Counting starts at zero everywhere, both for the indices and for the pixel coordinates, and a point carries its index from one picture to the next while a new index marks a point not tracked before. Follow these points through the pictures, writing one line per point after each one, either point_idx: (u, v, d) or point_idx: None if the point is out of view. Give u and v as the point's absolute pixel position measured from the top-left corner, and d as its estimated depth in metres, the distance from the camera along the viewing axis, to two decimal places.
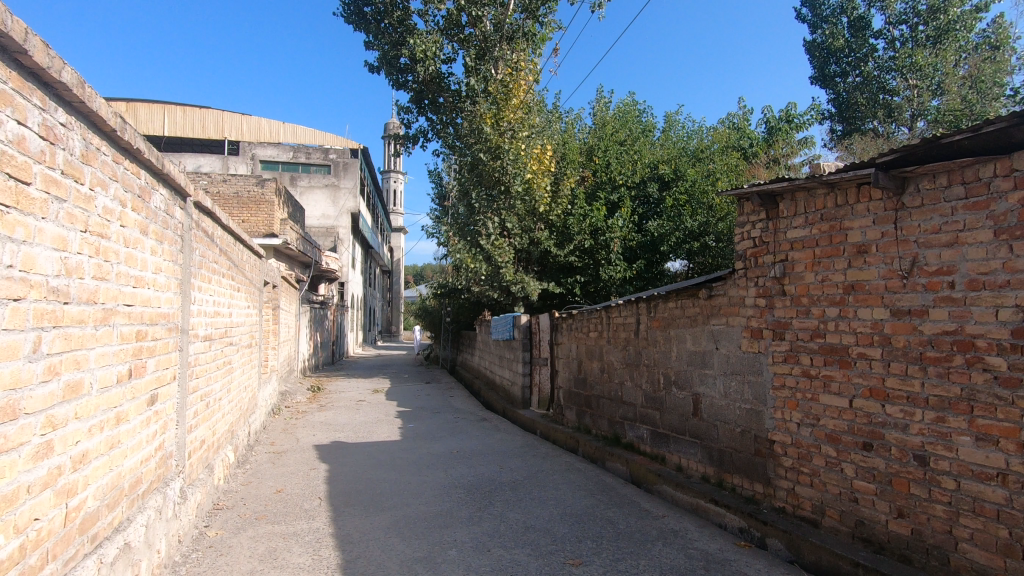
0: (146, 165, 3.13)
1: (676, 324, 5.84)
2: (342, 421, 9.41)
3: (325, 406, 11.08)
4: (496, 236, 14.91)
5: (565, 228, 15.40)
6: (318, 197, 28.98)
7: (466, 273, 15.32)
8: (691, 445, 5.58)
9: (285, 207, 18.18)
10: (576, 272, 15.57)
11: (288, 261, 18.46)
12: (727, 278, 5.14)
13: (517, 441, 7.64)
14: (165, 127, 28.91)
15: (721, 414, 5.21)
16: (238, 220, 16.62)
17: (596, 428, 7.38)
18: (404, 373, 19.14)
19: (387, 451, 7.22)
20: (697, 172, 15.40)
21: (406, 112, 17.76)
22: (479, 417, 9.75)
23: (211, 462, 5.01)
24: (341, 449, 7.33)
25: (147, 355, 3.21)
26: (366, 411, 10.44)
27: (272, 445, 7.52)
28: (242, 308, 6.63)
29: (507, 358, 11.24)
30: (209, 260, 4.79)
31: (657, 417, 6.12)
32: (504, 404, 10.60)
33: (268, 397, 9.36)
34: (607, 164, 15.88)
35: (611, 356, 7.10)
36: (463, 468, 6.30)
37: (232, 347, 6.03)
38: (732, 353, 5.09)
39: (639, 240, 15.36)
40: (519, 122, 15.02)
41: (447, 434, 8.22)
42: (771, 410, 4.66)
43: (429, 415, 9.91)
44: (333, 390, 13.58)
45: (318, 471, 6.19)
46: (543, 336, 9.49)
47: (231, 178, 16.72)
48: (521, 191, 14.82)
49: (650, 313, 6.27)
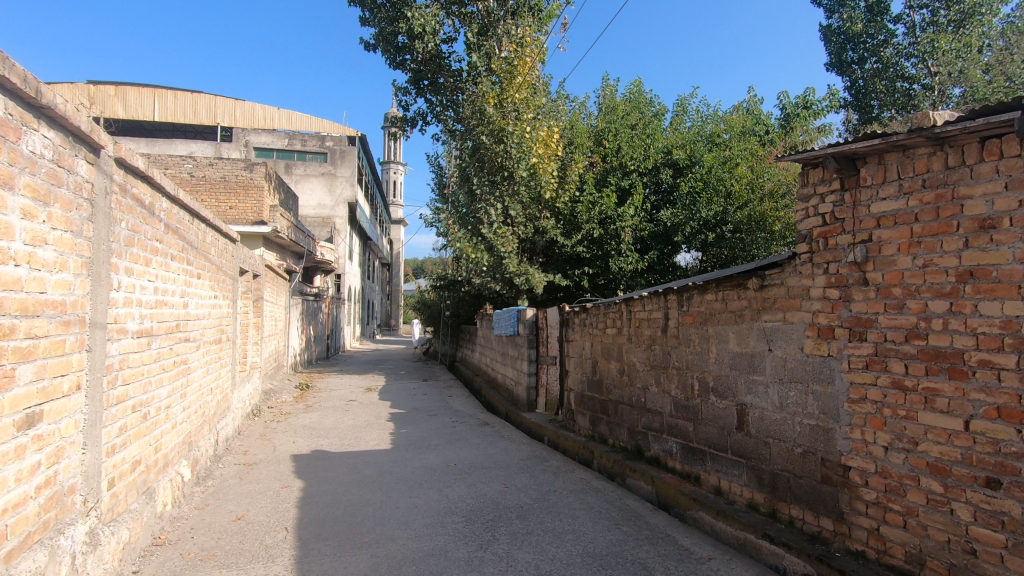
0: (4, 88, 2.18)
1: (717, 321, 4.90)
2: (328, 424, 8.51)
3: (311, 405, 10.21)
4: (499, 223, 13.91)
5: (573, 217, 14.44)
6: (314, 185, 28.10)
7: (467, 264, 14.35)
8: (735, 465, 4.66)
9: (276, 193, 17.18)
10: (584, 263, 14.63)
11: (278, 250, 17.54)
12: (785, 264, 4.20)
13: (524, 452, 6.73)
14: (156, 112, 27.79)
15: (774, 430, 4.28)
16: (225, 206, 15.72)
17: (613, 438, 6.46)
18: (401, 369, 18.26)
19: (374, 462, 6.31)
20: (715, 157, 14.34)
21: (405, 94, 16.82)
22: (480, 420, 8.84)
23: (153, 486, 4.08)
24: (323, 460, 6.43)
25: (14, 359, 2.28)
26: (356, 413, 9.52)
27: (244, 455, 6.61)
28: (205, 298, 5.70)
29: (510, 355, 10.33)
30: (148, 238, 3.87)
31: (690, 430, 5.20)
32: (507, 407, 9.68)
33: (245, 397, 8.42)
34: (617, 148, 14.95)
35: (632, 357, 6.17)
36: (461, 486, 5.39)
37: (189, 343, 5.10)
38: (791, 357, 4.16)
39: (652, 230, 14.42)
40: (524, 103, 14.17)
41: (443, 441, 7.31)
42: (846, 429, 3.72)
43: (425, 419, 8.99)
44: (324, 388, 12.70)
45: (291, 490, 5.27)
46: (551, 332, 8.58)
47: (218, 162, 15.82)
48: (526, 176, 13.86)
49: (681, 307, 5.34)
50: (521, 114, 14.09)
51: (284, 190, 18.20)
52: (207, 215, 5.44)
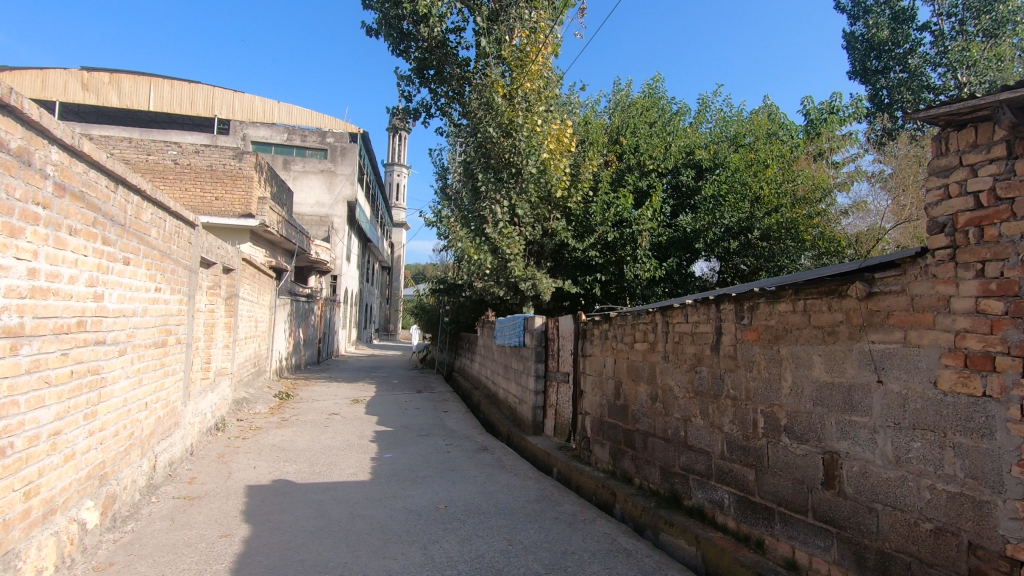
0: None
1: (794, 339, 3.73)
2: (301, 444, 7.32)
3: (288, 418, 9.05)
4: (505, 223, 12.79)
5: (585, 218, 13.31)
6: (313, 182, 27.15)
7: (468, 266, 13.16)
8: (817, 535, 3.49)
9: (268, 185, 16.13)
10: (596, 270, 13.45)
11: (267, 246, 16.46)
12: (909, 265, 3.03)
13: (531, 492, 5.51)
14: (151, 101, 26.73)
15: (885, 494, 3.11)
16: (210, 197, 14.70)
17: (641, 477, 5.28)
18: (394, 378, 17.05)
19: (346, 500, 5.10)
20: (741, 158, 13.20)
21: (407, 84, 15.76)
22: (478, 444, 7.64)
23: (14, 549, 2.87)
24: (285, 494, 5.23)
25: None
26: (337, 429, 8.33)
27: (190, 484, 5.39)
28: (138, 288, 4.53)
29: (514, 368, 9.16)
30: (16, 195, 2.73)
31: (751, 478, 4.02)
32: (509, 428, 8.48)
33: (205, 410, 7.23)
34: (636, 146, 13.82)
35: (668, 380, 4.99)
36: (452, 542, 4.19)
37: (103, 347, 3.92)
38: (915, 394, 2.98)
39: (670, 236, 13.26)
40: (535, 94, 13.09)
41: (435, 473, 6.10)
42: (1014, 506, 2.54)
43: (414, 439, 7.80)
44: (306, 397, 11.53)
45: (230, 541, 4.07)
46: (563, 345, 7.42)
47: (205, 149, 14.78)
48: (535, 172, 12.74)
49: (742, 320, 4.18)
50: (532, 105, 13.01)
51: (276, 183, 17.17)
52: (138, 183, 4.30)
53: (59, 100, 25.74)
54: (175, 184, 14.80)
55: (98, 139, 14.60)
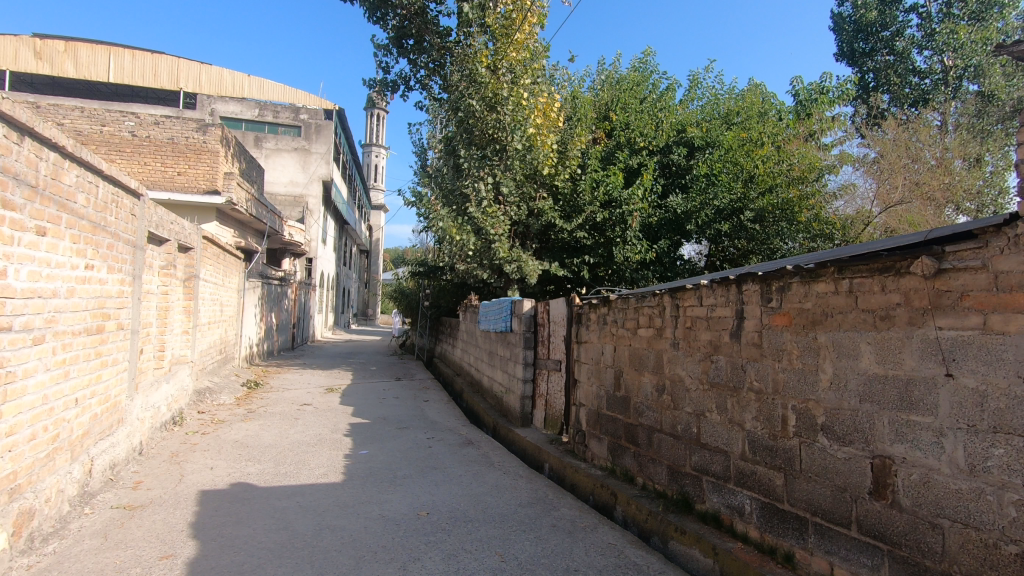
0: None
1: (836, 325, 3.21)
2: (267, 439, 6.66)
3: (254, 409, 8.36)
4: (489, 201, 12.09)
5: (573, 198, 12.70)
6: (287, 161, 26.07)
7: (450, 247, 12.48)
8: (862, 551, 3.01)
9: (236, 160, 15.17)
10: (584, 252, 12.90)
11: (235, 226, 15.53)
12: (993, 236, 2.50)
13: (523, 495, 4.97)
14: (111, 73, 25.14)
15: (953, 509, 2.62)
16: (172, 172, 13.73)
17: (645, 477, 4.78)
18: (372, 364, 16.36)
19: (315, 506, 4.49)
20: (735, 137, 12.72)
21: (385, 54, 14.84)
22: (463, 437, 7.08)
23: None
24: (244, 501, 4.59)
25: None
26: (308, 422, 7.70)
27: (133, 491, 4.70)
28: (60, 263, 3.82)
29: (499, 355, 8.60)
30: None
31: (778, 482, 3.52)
32: (495, 419, 7.94)
33: (159, 404, 6.51)
34: (626, 123, 13.21)
35: (678, 370, 4.47)
36: (437, 559, 3.61)
37: (7, 335, 3.21)
38: (997, 390, 2.48)
39: (661, 216, 12.74)
40: (521, 65, 12.36)
41: (415, 472, 5.51)
42: None
43: (393, 433, 7.21)
44: (277, 385, 10.84)
45: (172, 564, 3.43)
46: (555, 331, 6.85)
47: (165, 120, 13.75)
48: (521, 148, 12.06)
49: (769, 304, 3.64)
50: (518, 77, 12.28)
51: (245, 159, 16.20)
52: (53, 136, 3.55)
53: (10, 69, 24.02)
54: (132, 158, 13.77)
55: (46, 108, 13.44)
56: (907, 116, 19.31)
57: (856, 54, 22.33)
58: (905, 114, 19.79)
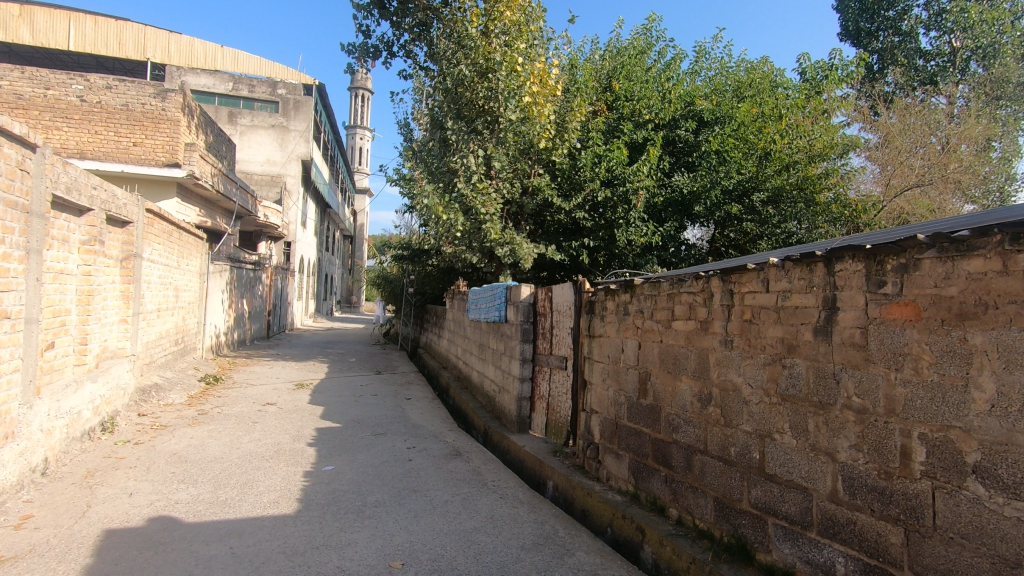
0: None
1: (1004, 321, 2.16)
2: (213, 450, 5.54)
3: (207, 411, 7.22)
4: (480, 177, 10.91)
5: (572, 174, 11.57)
6: (263, 138, 24.65)
7: (436, 227, 11.31)
8: None
9: (200, 131, 13.85)
10: (583, 234, 11.83)
11: (201, 204, 14.26)
12: None
13: (526, 532, 3.91)
14: (72, 40, 22.79)
15: None
16: (127, 142, 12.40)
17: (683, 510, 3.75)
18: (352, 355, 15.23)
19: (253, 554, 3.37)
20: (747, 110, 11.67)
21: (365, 15, 13.50)
22: (449, 447, 6.01)
23: None
24: (160, 546, 3.45)
25: None
26: (268, 426, 6.59)
27: (12, 533, 3.56)
28: None
29: (492, 348, 7.53)
30: None
31: (897, 543, 2.49)
32: (487, 423, 6.89)
33: (80, 410, 5.32)
34: (629, 93, 12.08)
35: (732, 375, 3.43)
36: None
37: None
38: None
39: (666, 196, 11.68)
40: (516, 26, 11.15)
41: (390, 498, 4.42)
42: None
43: (367, 441, 6.12)
44: (241, 380, 9.69)
45: None
46: (560, 322, 5.80)
47: (119, 84, 12.40)
48: (516, 118, 10.89)
49: (882, 292, 2.59)
50: (512, 40, 11.10)
51: (212, 131, 14.89)
52: None
53: None
54: (81, 125, 12.34)
55: None
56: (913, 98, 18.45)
57: (861, 34, 21.34)
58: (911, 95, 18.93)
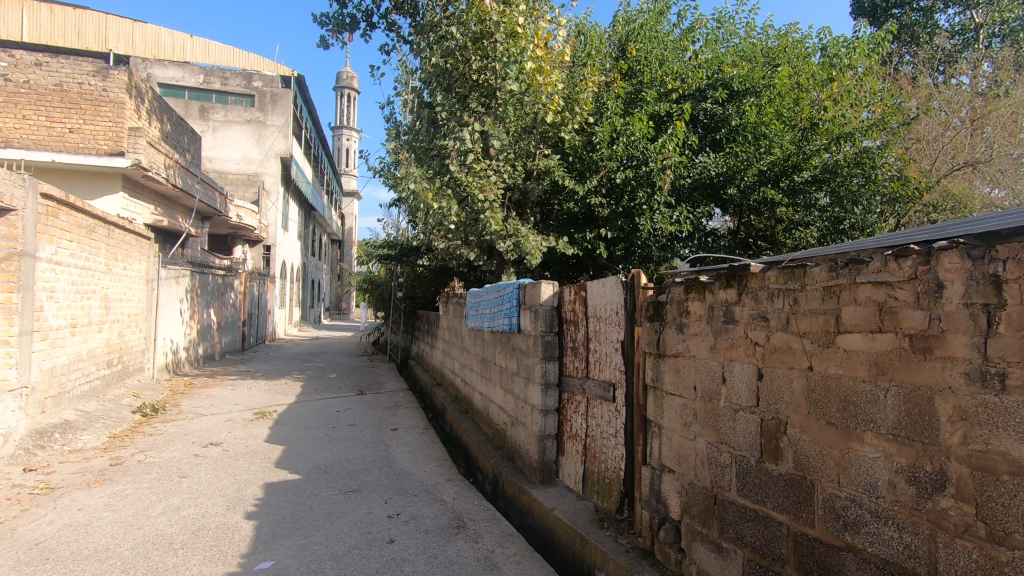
0: None
1: None
2: (104, 532, 3.78)
3: (127, 460, 5.46)
4: (476, 156, 9.20)
5: (584, 154, 9.89)
6: (238, 134, 22.83)
7: (424, 218, 9.56)
8: None
9: (153, 117, 12.05)
10: (598, 223, 10.11)
11: (156, 201, 12.44)
12: None
13: None
14: (24, 31, 20.96)
15: None
16: (61, 128, 10.60)
17: None
18: (333, 370, 13.42)
19: None
20: (785, 77, 10.04)
21: None
22: (448, 513, 4.27)
23: None
24: None
25: None
26: (200, 482, 4.84)
27: None
28: None
29: (500, 365, 5.79)
30: None
31: None
32: (498, 469, 5.15)
33: None
34: (646, 62, 10.45)
35: (1009, 446, 1.73)
36: None
37: None
38: None
39: (695, 177, 9.99)
40: None
41: None
42: None
43: (332, 505, 4.36)
44: (191, 410, 7.92)
45: None
46: (602, 332, 4.08)
47: (50, 61, 10.63)
48: (519, 88, 9.20)
49: None
50: None
51: (168, 118, 13.08)
52: None
53: None
54: (6, 110, 10.53)
55: None
56: (941, 74, 16.74)
57: (878, 11, 19.49)
58: (939, 72, 17.10)
